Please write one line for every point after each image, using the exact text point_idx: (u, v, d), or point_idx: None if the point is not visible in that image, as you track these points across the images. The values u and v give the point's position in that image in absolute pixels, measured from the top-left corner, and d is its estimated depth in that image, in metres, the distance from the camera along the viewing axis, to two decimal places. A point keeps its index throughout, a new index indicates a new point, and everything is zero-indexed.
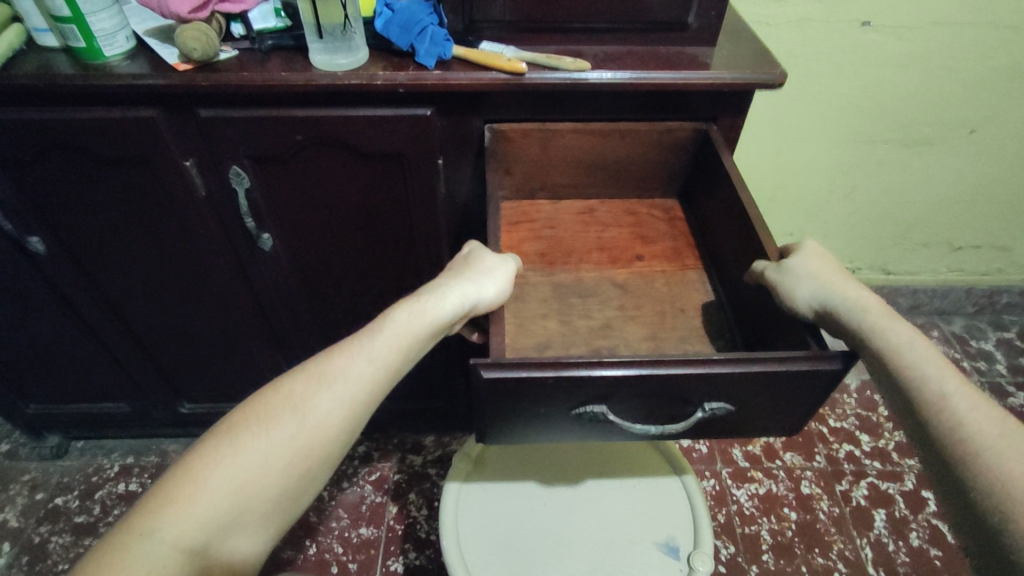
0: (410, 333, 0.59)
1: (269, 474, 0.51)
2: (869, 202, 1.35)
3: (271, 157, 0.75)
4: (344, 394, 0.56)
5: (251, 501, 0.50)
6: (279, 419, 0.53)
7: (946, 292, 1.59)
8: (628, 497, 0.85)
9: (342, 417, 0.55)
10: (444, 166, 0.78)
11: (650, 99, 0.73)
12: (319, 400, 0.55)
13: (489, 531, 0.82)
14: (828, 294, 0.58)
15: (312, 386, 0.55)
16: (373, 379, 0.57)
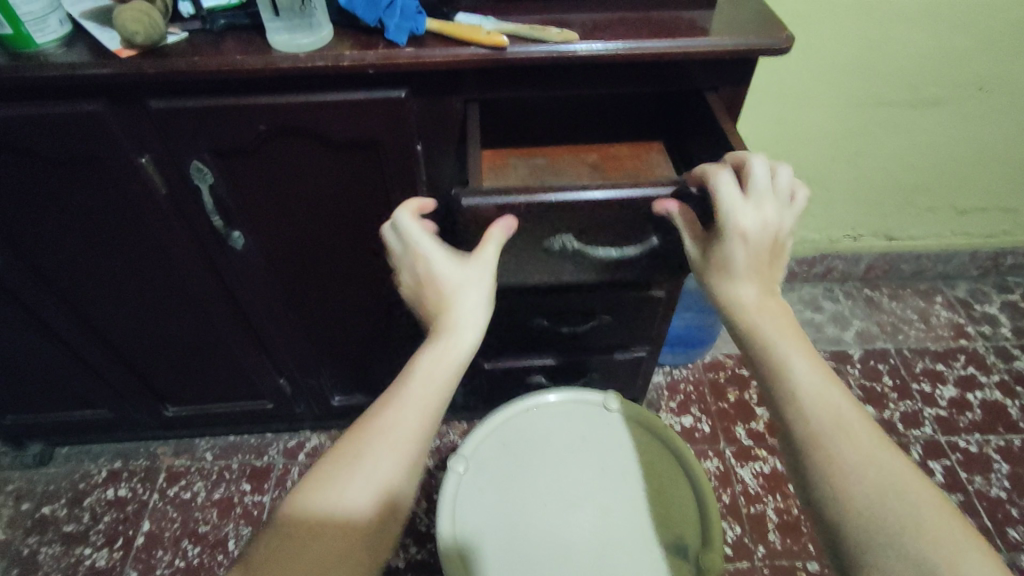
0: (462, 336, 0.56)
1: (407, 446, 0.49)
2: (871, 166, 1.30)
3: (234, 149, 0.68)
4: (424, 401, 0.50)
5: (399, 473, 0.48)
6: (363, 445, 0.47)
7: (950, 256, 1.55)
8: (636, 489, 0.78)
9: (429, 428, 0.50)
10: (423, 152, 0.72)
11: (646, 72, 0.66)
12: (403, 417, 0.49)
13: (487, 537, 0.74)
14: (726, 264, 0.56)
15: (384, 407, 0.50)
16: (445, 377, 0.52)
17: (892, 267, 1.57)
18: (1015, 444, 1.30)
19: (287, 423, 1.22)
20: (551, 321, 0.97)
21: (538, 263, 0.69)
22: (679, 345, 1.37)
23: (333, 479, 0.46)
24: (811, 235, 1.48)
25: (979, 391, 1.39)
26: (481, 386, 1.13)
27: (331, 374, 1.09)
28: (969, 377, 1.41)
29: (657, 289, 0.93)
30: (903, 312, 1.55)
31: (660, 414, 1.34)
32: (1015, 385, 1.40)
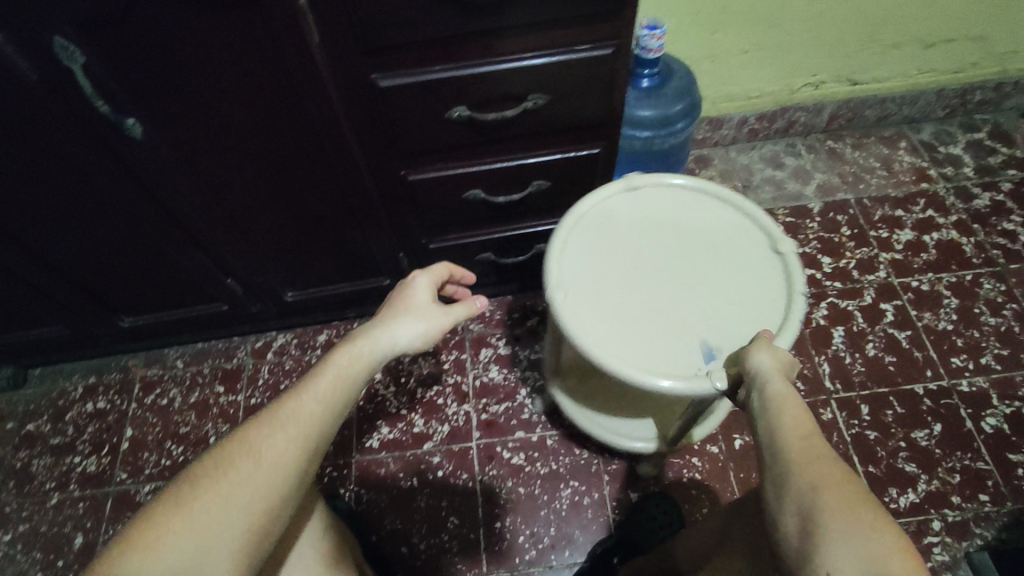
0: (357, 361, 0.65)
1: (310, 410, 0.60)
2: (829, 0, 1.21)
3: (95, 22, 0.62)
4: (291, 440, 0.57)
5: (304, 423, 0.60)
6: (225, 468, 0.54)
7: (915, 97, 1.49)
8: (714, 266, 0.82)
9: (297, 458, 0.57)
10: (307, 9, 0.65)
11: None
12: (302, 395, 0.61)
13: (562, 263, 0.82)
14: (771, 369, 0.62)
15: (252, 438, 0.56)
16: (318, 426, 0.59)
17: (856, 114, 1.52)
18: (966, 280, 1.32)
19: (249, 323, 1.23)
20: (486, 191, 0.94)
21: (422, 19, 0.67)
22: None
23: (189, 505, 0.52)
24: (771, 86, 1.41)
25: (936, 232, 1.39)
26: None
27: (278, 270, 1.08)
28: (927, 220, 1.41)
29: (591, 146, 0.90)
30: (865, 160, 1.51)
31: None
32: (973, 223, 1.40)
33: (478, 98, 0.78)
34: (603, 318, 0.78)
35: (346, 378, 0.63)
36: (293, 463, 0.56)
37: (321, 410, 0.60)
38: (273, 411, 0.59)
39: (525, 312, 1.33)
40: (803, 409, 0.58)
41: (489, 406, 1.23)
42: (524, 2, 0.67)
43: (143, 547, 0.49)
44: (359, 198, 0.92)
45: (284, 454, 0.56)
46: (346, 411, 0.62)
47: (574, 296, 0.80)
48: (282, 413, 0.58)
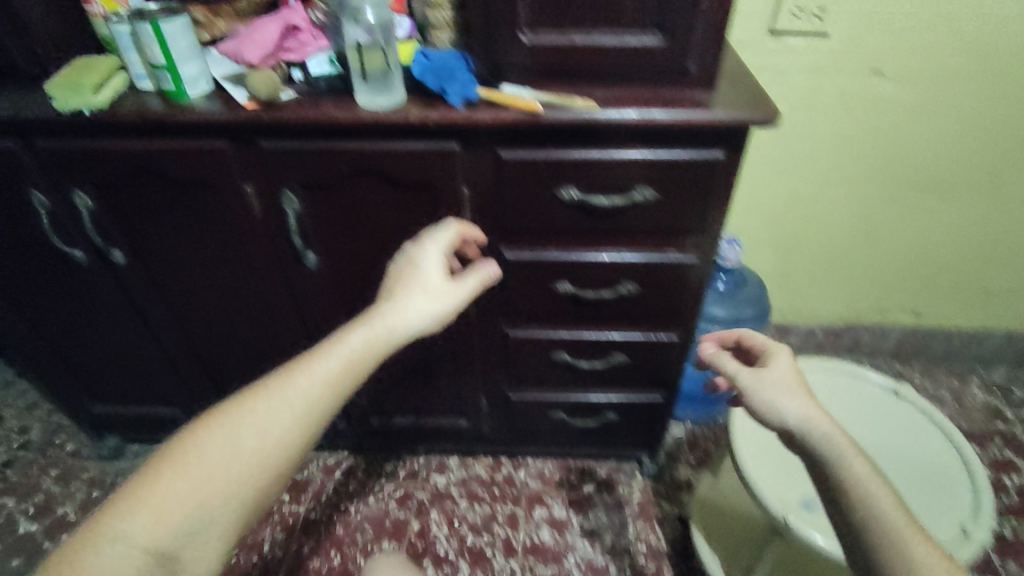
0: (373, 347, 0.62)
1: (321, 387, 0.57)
2: (895, 243, 1.37)
3: (317, 183, 0.85)
4: (285, 421, 0.54)
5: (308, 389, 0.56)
6: (205, 445, 0.51)
7: (984, 338, 1.56)
8: (898, 463, 0.87)
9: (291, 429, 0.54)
10: (468, 196, 0.86)
11: (658, 138, 0.78)
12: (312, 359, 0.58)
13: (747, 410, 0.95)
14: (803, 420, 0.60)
15: (240, 414, 0.54)
16: (321, 401, 0.56)
17: (924, 345, 1.58)
18: None
19: (330, 438, 1.34)
20: (570, 355, 1.07)
21: (550, 212, 0.86)
22: (700, 400, 1.42)
23: (163, 484, 0.49)
24: (840, 307, 1.53)
25: (1013, 475, 1.36)
26: (505, 416, 1.23)
27: (372, 393, 1.21)
28: (1003, 460, 1.39)
29: (669, 332, 1.03)
30: (935, 391, 1.54)
31: (680, 467, 1.37)
32: None
33: (581, 279, 0.94)
34: (775, 464, 0.89)
35: (348, 361, 0.59)
36: (284, 446, 0.53)
37: (326, 379, 0.57)
38: (264, 392, 0.55)
39: (583, 478, 1.36)
40: (869, 471, 0.54)
41: (535, 566, 1.23)
42: (632, 214, 0.85)
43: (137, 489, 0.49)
44: (463, 344, 1.07)
45: (275, 440, 0.53)
46: (348, 389, 0.59)
47: (756, 440, 0.91)
48: (285, 378, 0.56)
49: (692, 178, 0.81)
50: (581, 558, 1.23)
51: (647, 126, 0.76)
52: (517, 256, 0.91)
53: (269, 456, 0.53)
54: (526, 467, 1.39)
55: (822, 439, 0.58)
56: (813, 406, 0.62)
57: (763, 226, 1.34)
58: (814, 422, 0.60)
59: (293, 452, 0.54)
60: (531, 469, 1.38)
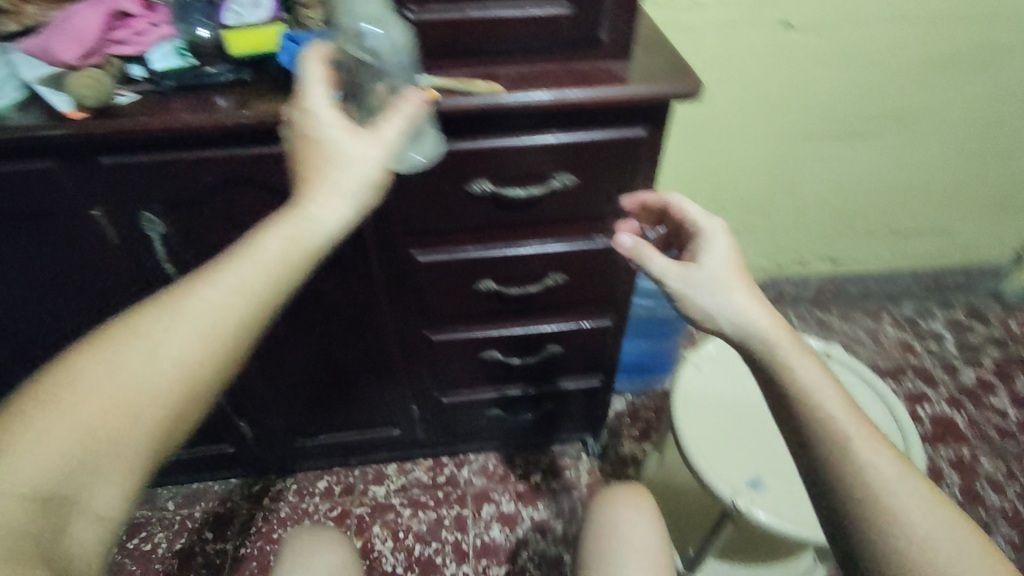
0: (299, 246, 0.47)
1: (228, 303, 0.44)
2: (810, 195, 1.38)
3: (182, 201, 0.72)
4: (188, 337, 0.43)
5: (218, 312, 0.44)
6: (98, 359, 0.41)
7: (893, 277, 1.62)
8: None
9: (204, 347, 0.43)
10: (367, 199, 0.76)
11: (573, 119, 0.71)
12: (211, 280, 0.44)
13: (693, 385, 0.90)
14: (740, 321, 0.56)
15: (127, 331, 0.42)
16: (227, 310, 0.44)
17: (840, 289, 1.63)
18: (965, 455, 1.33)
19: (250, 466, 1.22)
20: (502, 352, 1.00)
21: (463, 209, 0.77)
22: (634, 371, 1.41)
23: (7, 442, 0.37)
24: (761, 261, 1.54)
25: (928, 405, 1.43)
26: (439, 419, 1.15)
27: (290, 416, 1.10)
28: (918, 392, 1.46)
29: (602, 319, 0.98)
30: (853, 332, 1.60)
31: (623, 442, 1.36)
32: (962, 398, 1.45)
33: (504, 275, 0.87)
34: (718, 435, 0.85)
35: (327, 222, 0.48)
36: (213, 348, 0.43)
37: (306, 247, 0.48)
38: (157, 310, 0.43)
39: (528, 468, 1.32)
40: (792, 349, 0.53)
41: (488, 568, 1.18)
42: (551, 203, 0.78)
43: None
44: (384, 354, 0.98)
45: (176, 351, 0.42)
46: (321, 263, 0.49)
47: (698, 414, 0.87)
48: (187, 292, 0.44)
49: (612, 160, 0.74)
50: (534, 551, 1.20)
51: (559, 107, 0.68)
52: (426, 257, 0.83)
53: (149, 391, 0.41)
54: (469, 464, 1.33)
55: (770, 347, 0.54)
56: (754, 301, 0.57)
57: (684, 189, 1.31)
58: (754, 322, 0.55)
59: (242, 319, 0.44)
60: (474, 465, 1.33)
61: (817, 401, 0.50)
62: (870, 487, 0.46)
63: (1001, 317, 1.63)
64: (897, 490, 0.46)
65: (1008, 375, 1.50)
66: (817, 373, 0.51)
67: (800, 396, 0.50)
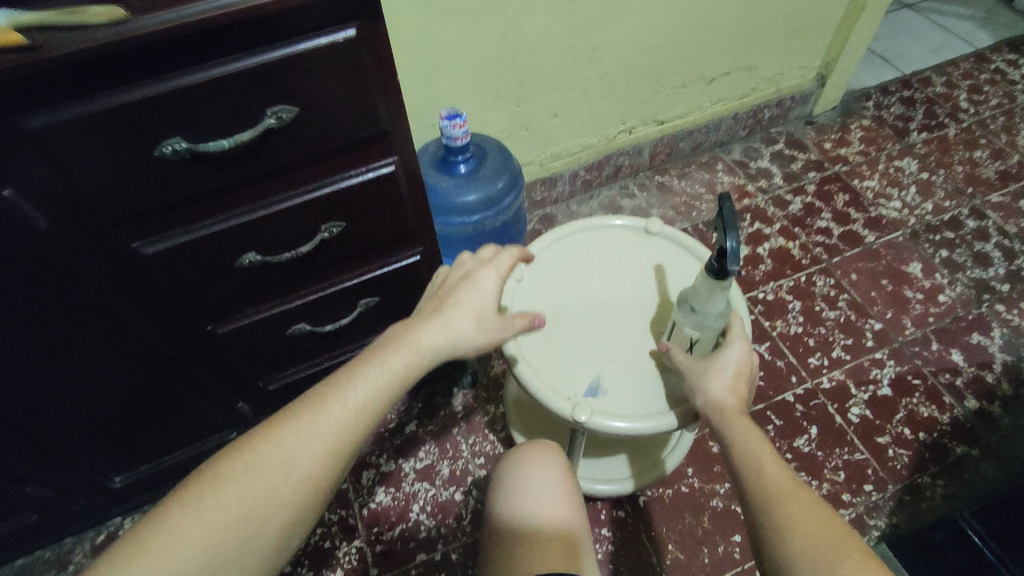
0: (398, 376, 0.61)
1: (316, 443, 0.56)
2: (617, 58, 1.29)
3: None
4: (315, 450, 0.55)
5: (319, 443, 0.56)
6: (224, 480, 0.53)
7: (717, 124, 1.62)
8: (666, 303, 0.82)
9: (332, 463, 0.56)
10: (22, 198, 0.56)
11: (251, 32, 0.53)
12: (342, 398, 0.58)
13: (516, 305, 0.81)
14: (712, 395, 0.68)
15: (267, 441, 0.55)
16: (348, 430, 0.57)
17: (672, 148, 1.61)
18: (802, 281, 1.41)
19: (79, 523, 1.04)
20: (311, 322, 0.87)
21: (170, 178, 0.60)
22: None
23: (175, 523, 0.51)
24: (589, 140, 1.46)
25: (767, 243, 1.49)
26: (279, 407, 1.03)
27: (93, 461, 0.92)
28: (756, 232, 1.51)
29: (409, 256, 0.86)
30: (692, 188, 1.61)
31: (493, 362, 1.31)
32: (794, 227, 1.51)
33: (264, 242, 0.72)
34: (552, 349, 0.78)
35: (413, 351, 0.62)
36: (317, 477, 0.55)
37: (387, 385, 0.60)
38: (286, 424, 0.56)
39: (401, 420, 1.24)
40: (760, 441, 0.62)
41: (381, 534, 1.12)
42: (280, 144, 0.63)
43: (144, 542, 0.50)
44: (166, 365, 0.81)
45: (285, 472, 0.54)
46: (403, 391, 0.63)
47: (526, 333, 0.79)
48: (319, 407, 0.57)
49: (330, 73, 0.59)
50: (425, 500, 1.15)
51: (218, 22, 0.51)
52: (145, 248, 0.66)
53: (268, 511, 0.53)
54: None
55: (720, 412, 0.66)
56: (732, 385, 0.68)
57: (484, 81, 1.17)
58: (718, 394, 0.67)
59: (329, 464, 0.56)
60: None
61: (755, 456, 0.61)
62: (778, 516, 0.56)
63: (817, 139, 1.70)
64: (798, 520, 0.55)
65: (828, 193, 1.58)
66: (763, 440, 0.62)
67: (742, 458, 0.62)
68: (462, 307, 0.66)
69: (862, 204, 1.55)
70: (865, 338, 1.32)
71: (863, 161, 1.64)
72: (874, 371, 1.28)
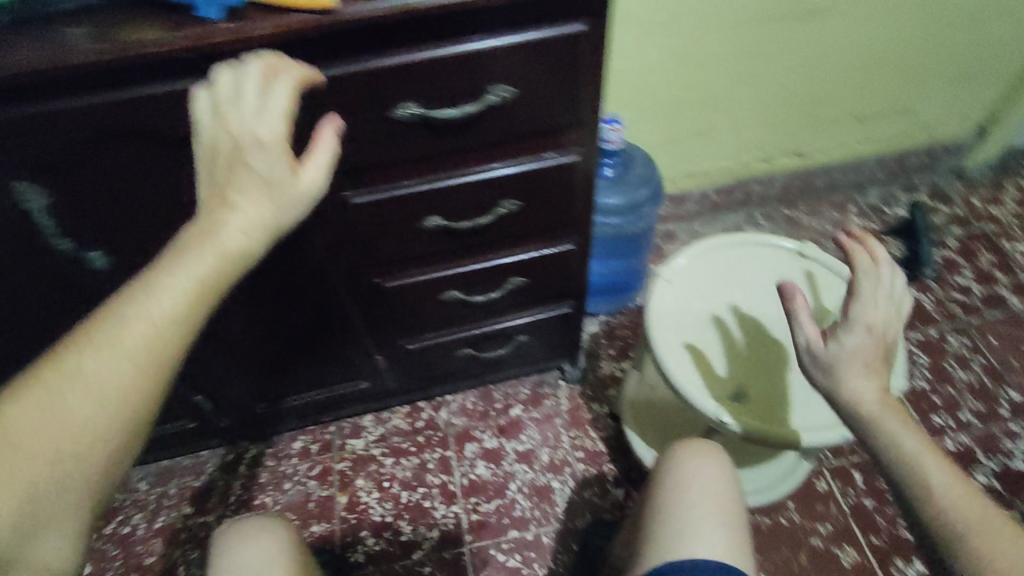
0: (221, 260, 0.44)
1: (116, 361, 0.40)
2: (772, 85, 1.29)
3: (58, 164, 0.61)
4: (116, 370, 0.40)
5: (111, 368, 0.40)
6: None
7: (859, 164, 1.58)
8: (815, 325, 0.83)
9: (136, 383, 0.41)
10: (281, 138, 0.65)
11: (500, 17, 0.60)
12: (145, 292, 0.42)
13: (666, 304, 0.84)
14: (860, 398, 0.58)
15: (38, 384, 0.39)
16: (161, 332, 0.42)
17: (806, 183, 1.59)
18: (934, 336, 1.35)
19: (218, 437, 1.17)
20: (463, 292, 0.94)
21: (396, 138, 0.68)
22: (611, 293, 1.37)
23: None
24: (726, 163, 1.47)
25: None
26: (409, 367, 1.11)
27: (251, 384, 1.04)
28: None
29: (562, 244, 0.91)
30: (821, 226, 1.58)
31: (601, 363, 1.34)
32: (930, 280, 1.45)
33: (451, 209, 0.79)
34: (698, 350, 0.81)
35: (210, 245, 0.44)
36: (136, 390, 0.41)
37: (211, 269, 0.44)
38: (71, 343, 0.40)
39: (507, 402, 1.29)
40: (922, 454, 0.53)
41: (478, 505, 1.18)
42: (492, 121, 0.69)
43: None
44: (335, 307, 0.90)
45: (83, 412, 0.39)
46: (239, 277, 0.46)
47: (673, 331, 0.82)
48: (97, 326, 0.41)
49: (553, 62, 0.65)
50: (523, 482, 1.20)
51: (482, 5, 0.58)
52: (358, 199, 0.74)
53: (79, 458, 0.39)
54: (447, 405, 1.30)
55: (861, 413, 0.57)
56: (880, 389, 0.58)
57: (641, 92, 1.22)
58: (864, 400, 0.57)
59: (137, 383, 0.41)
60: (453, 406, 1.30)
61: (921, 459, 0.53)
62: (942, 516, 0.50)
63: (965, 194, 1.62)
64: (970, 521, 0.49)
65: (973, 252, 1.50)
66: (904, 425, 0.55)
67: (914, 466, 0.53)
68: (248, 189, 0.46)
69: (1009, 268, 1.47)
70: (999, 407, 1.25)
71: (1016, 223, 1.55)
72: (1005, 443, 1.20)
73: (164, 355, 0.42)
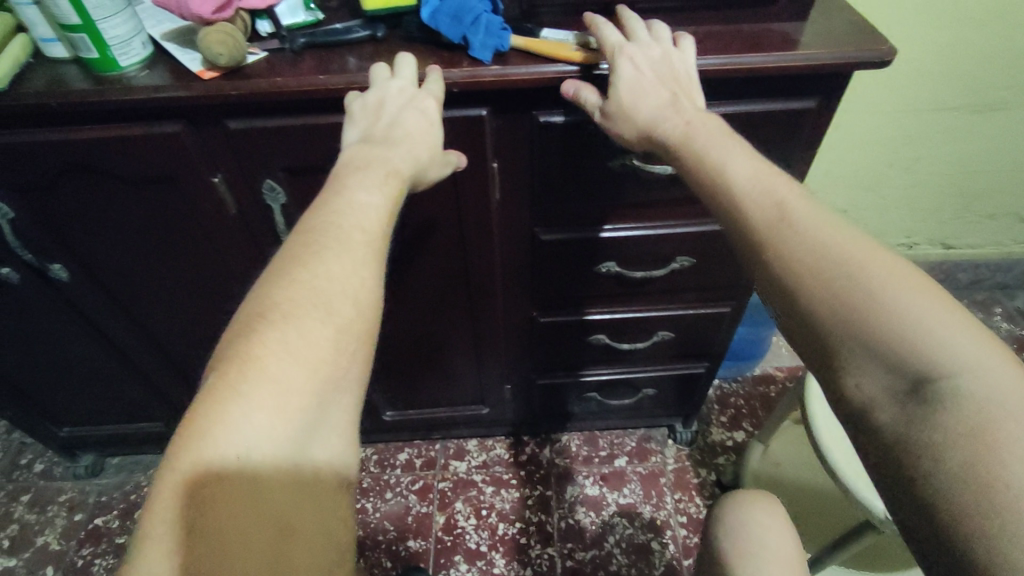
0: (395, 177, 0.52)
1: (339, 262, 0.45)
2: (935, 173, 1.25)
3: (306, 168, 0.67)
4: (338, 268, 0.45)
5: (331, 275, 0.45)
6: (252, 352, 0.40)
7: (1011, 265, 1.49)
8: None
9: (359, 286, 0.45)
10: (500, 171, 0.69)
11: (738, 87, 0.62)
12: (348, 202, 0.48)
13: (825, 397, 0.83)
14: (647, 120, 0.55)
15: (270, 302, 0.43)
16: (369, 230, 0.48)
17: (949, 277, 1.51)
18: None
19: None
20: (611, 337, 0.95)
21: (604, 185, 0.70)
22: (733, 358, 1.34)
23: (218, 419, 0.38)
24: None
25: None
26: (532, 400, 1.12)
27: (384, 391, 1.08)
28: None
29: (720, 306, 0.91)
30: None
31: (713, 430, 1.31)
32: None
33: (630, 258, 0.80)
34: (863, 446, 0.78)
35: (398, 176, 0.52)
36: (360, 287, 0.45)
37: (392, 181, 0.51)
38: (273, 287, 0.44)
39: (613, 451, 1.28)
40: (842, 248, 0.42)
41: (574, 552, 1.16)
42: None
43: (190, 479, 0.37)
44: (487, 332, 0.93)
45: (323, 315, 0.43)
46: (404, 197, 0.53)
47: (835, 424, 0.81)
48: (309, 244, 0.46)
49: (775, 134, 0.66)
50: (622, 537, 1.17)
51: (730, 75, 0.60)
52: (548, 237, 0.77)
53: (329, 359, 0.42)
54: (552, 443, 1.30)
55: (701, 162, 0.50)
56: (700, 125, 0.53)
57: None
58: (658, 123, 0.54)
59: (357, 285, 0.45)
60: (557, 446, 1.30)
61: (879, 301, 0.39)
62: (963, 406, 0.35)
63: None
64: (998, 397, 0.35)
65: None
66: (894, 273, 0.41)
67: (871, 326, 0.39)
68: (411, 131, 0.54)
69: None
70: None
71: None
72: None
73: (371, 252, 0.47)
